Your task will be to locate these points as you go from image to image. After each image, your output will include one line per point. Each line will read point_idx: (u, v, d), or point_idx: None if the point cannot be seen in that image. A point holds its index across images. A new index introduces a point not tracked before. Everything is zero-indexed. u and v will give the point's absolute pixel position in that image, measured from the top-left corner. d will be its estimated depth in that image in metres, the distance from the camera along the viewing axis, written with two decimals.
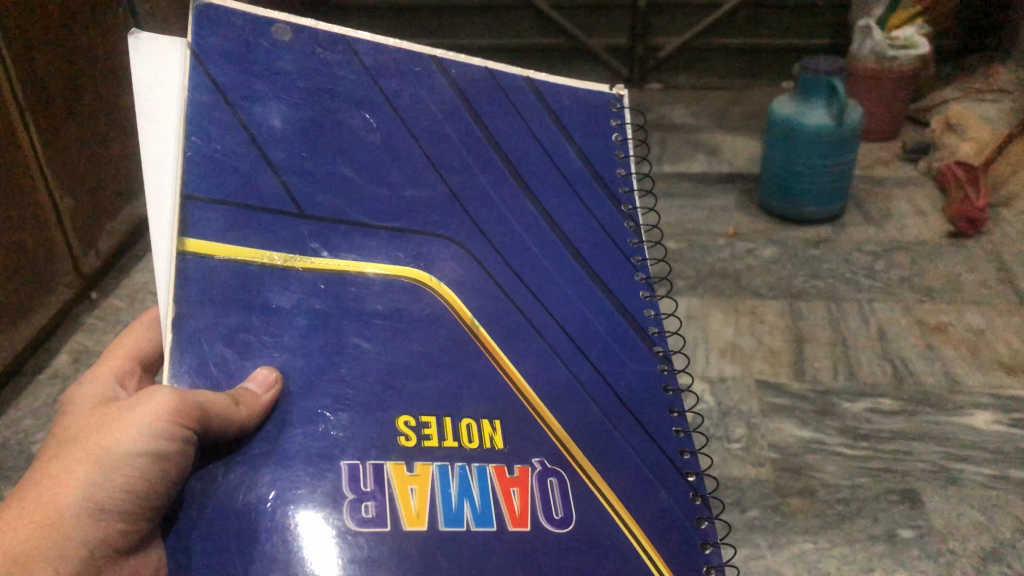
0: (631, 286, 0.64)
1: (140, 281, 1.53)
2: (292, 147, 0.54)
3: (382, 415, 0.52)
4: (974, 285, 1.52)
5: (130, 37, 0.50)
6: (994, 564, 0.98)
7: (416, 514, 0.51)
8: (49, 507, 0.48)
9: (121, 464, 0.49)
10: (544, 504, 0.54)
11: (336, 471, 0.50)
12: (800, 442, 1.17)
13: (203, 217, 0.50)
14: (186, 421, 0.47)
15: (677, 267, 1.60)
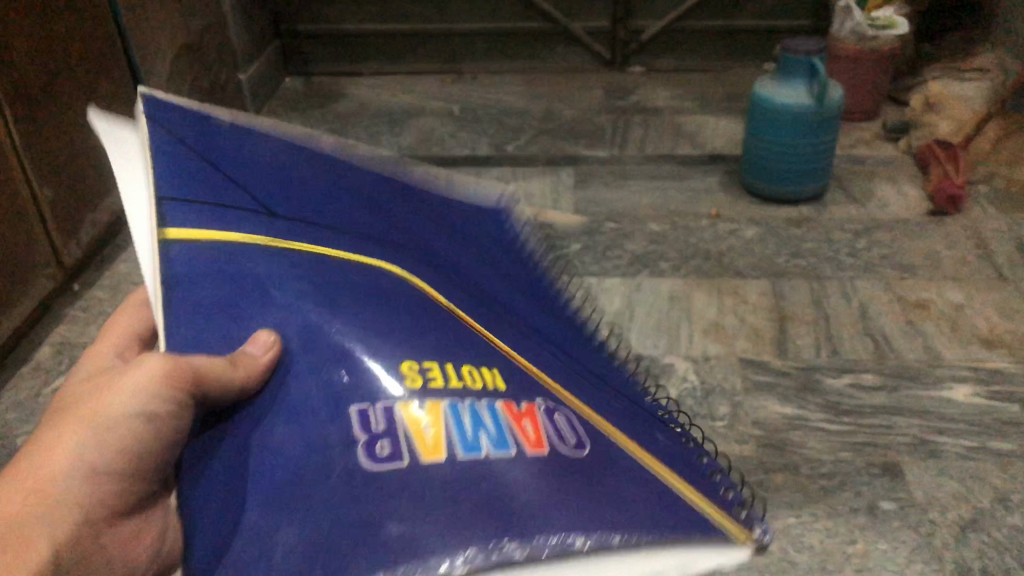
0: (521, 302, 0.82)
1: (123, 273, 1.52)
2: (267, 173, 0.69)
3: (386, 363, 0.56)
4: (954, 261, 1.54)
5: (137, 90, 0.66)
6: (973, 533, 1.00)
7: (434, 446, 0.52)
8: (45, 476, 0.53)
9: (113, 430, 0.55)
10: (556, 437, 0.59)
11: (347, 415, 0.52)
12: (783, 418, 1.18)
13: (178, 213, 0.60)
14: (181, 381, 0.53)
15: (661, 248, 1.61)
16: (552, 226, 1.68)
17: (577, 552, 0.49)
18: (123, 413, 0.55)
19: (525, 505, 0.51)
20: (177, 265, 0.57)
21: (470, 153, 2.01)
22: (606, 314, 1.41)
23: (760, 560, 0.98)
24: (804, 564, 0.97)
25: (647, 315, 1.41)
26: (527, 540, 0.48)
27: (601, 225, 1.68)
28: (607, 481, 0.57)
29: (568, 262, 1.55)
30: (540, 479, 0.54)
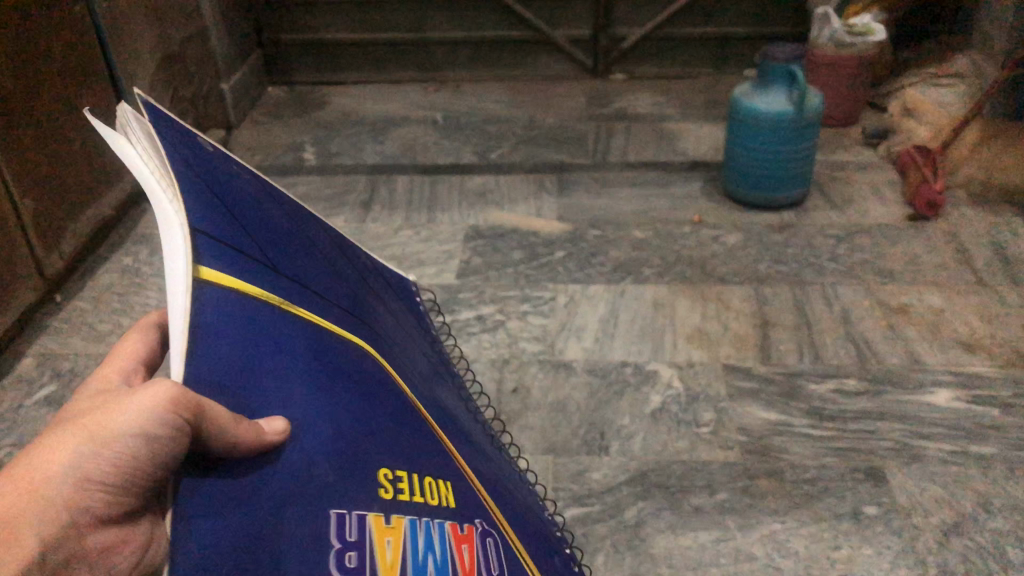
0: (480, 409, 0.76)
1: (106, 283, 1.51)
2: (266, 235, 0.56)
3: (369, 467, 0.52)
4: (934, 266, 1.55)
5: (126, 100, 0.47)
6: (956, 537, 1.01)
7: (391, 565, 0.49)
8: (31, 471, 0.38)
9: (112, 444, 0.40)
10: (484, 559, 0.61)
11: (327, 518, 0.46)
12: (767, 424, 1.19)
13: (210, 249, 0.47)
14: (188, 412, 0.40)
15: (644, 255, 1.61)
16: (536, 234, 1.68)
17: None
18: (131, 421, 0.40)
19: None
20: (209, 312, 0.44)
21: (453, 161, 2.01)
22: (591, 322, 1.42)
23: (746, 567, 0.98)
24: (790, 570, 0.98)
25: (631, 322, 1.41)
26: None
27: (584, 232, 1.69)
28: None
29: (552, 270, 1.56)
30: None
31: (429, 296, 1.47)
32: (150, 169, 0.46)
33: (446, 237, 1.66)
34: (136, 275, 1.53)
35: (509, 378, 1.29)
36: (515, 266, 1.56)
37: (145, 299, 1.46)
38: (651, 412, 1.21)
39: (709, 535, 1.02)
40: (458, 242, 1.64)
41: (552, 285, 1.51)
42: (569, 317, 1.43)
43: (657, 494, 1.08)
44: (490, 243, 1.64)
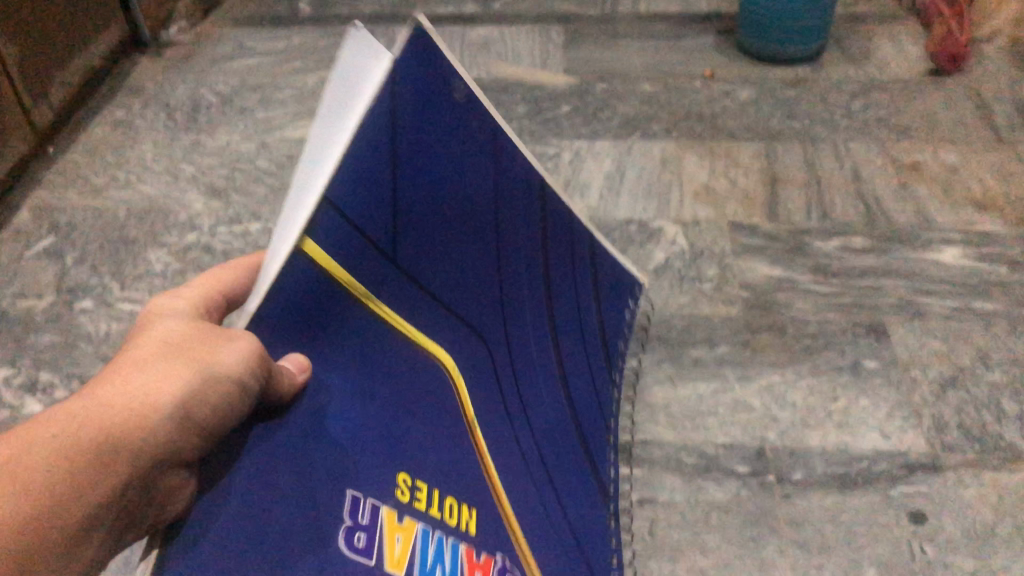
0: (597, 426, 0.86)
1: (100, 137, 1.48)
2: (405, 205, 0.52)
3: (396, 463, 0.50)
4: (951, 122, 1.51)
5: (353, 29, 0.43)
6: (953, 390, 1.02)
7: (398, 560, 0.46)
8: (143, 403, 0.42)
9: (210, 386, 0.43)
10: None
11: (342, 497, 0.44)
12: (771, 280, 1.18)
13: (329, 226, 0.43)
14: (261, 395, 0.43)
15: (652, 110, 1.56)
16: (540, 87, 1.62)
17: None
18: (232, 367, 0.42)
19: None
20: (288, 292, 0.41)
21: (455, 11, 1.92)
22: (596, 178, 1.39)
23: (744, 417, 0.99)
24: (787, 420, 0.99)
25: (636, 179, 1.39)
26: None
27: (591, 86, 1.63)
28: None
29: (557, 125, 1.52)
30: None
31: None
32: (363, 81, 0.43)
33: None
34: (130, 128, 1.50)
35: None
36: (519, 121, 1.52)
37: (140, 152, 1.43)
38: (654, 269, 1.20)
39: (708, 386, 1.03)
40: None
41: (556, 140, 1.48)
42: (574, 174, 1.40)
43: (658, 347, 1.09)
44: (492, 97, 1.59)
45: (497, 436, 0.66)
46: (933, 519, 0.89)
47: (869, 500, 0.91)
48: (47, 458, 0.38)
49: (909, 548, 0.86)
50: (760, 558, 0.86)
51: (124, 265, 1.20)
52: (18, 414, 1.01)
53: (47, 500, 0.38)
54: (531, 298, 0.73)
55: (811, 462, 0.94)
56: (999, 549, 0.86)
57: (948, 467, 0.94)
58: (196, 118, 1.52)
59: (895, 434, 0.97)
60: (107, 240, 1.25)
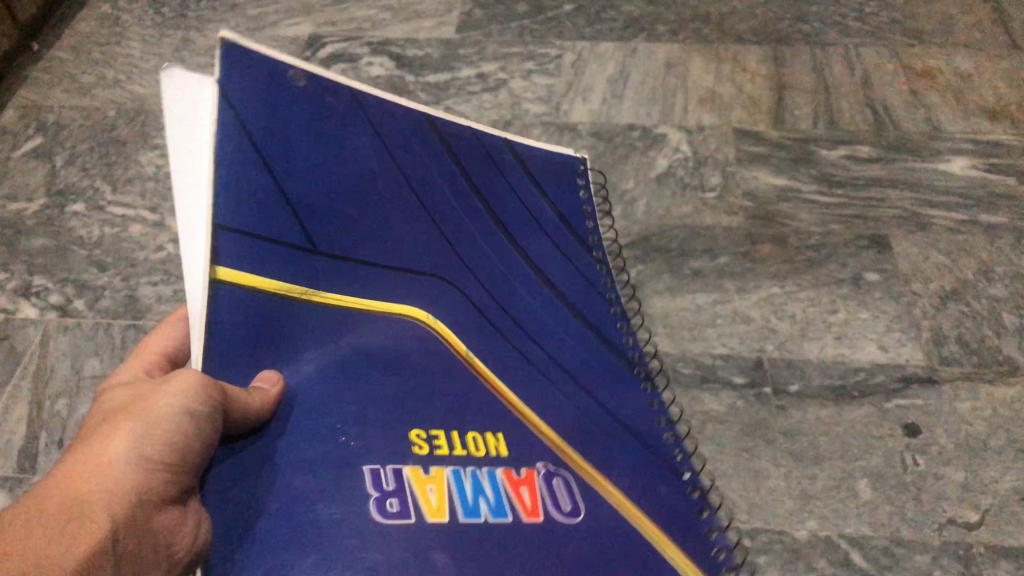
0: (612, 318, 0.94)
1: (84, 33, 1.42)
2: (311, 188, 0.77)
3: (398, 431, 0.71)
4: (966, 26, 1.45)
5: (165, 71, 0.73)
6: (953, 304, 1.01)
7: (436, 508, 0.68)
8: (100, 457, 0.53)
9: (159, 423, 0.56)
10: (552, 499, 0.73)
11: (361, 474, 0.66)
12: (775, 190, 1.16)
13: (229, 247, 0.68)
14: (211, 396, 0.58)
15: (658, 10, 1.50)
16: None
17: None
18: (174, 405, 0.57)
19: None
20: (224, 306, 0.65)
21: None
22: (599, 82, 1.35)
23: (743, 329, 0.99)
24: (785, 332, 0.99)
25: (640, 83, 1.34)
26: None
27: None
28: (592, 546, 0.71)
29: (559, 24, 1.46)
30: (527, 544, 0.70)
31: (427, 52, 1.39)
32: (182, 92, 0.73)
33: None
34: (116, 23, 1.44)
35: None
36: (520, 20, 1.46)
37: (128, 49, 1.38)
38: (656, 177, 1.18)
39: (707, 298, 1.02)
40: None
41: (558, 41, 1.43)
42: (576, 76, 1.36)
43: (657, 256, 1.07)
44: None
45: (518, 378, 0.81)
46: (926, 431, 0.90)
47: (864, 412, 0.91)
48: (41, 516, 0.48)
49: (901, 460, 0.87)
50: (754, 468, 0.87)
51: (115, 168, 1.18)
52: (13, 319, 1.01)
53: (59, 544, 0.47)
54: (490, 247, 0.91)
55: (808, 374, 0.94)
56: (990, 462, 0.87)
57: (944, 380, 0.94)
58: (184, 14, 1.46)
59: (893, 347, 0.97)
60: (97, 141, 1.22)
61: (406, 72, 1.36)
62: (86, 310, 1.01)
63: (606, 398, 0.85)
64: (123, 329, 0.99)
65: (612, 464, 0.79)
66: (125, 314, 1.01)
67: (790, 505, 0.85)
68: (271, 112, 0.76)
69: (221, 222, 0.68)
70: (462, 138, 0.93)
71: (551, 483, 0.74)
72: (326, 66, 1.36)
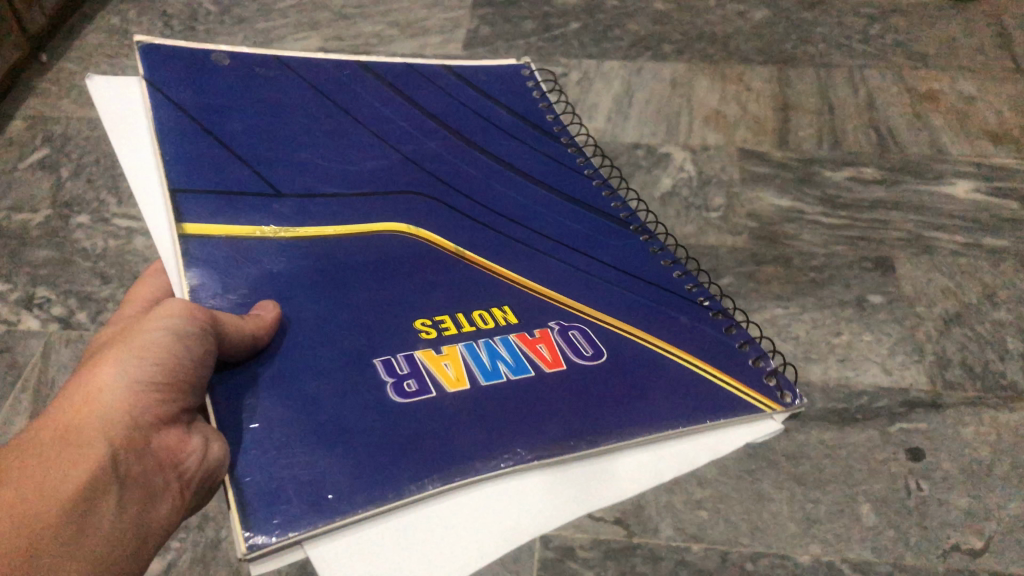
0: (592, 187, 1.02)
1: (93, 45, 1.43)
2: (254, 145, 0.87)
3: (403, 320, 0.74)
4: (971, 50, 1.46)
5: (94, 80, 0.90)
6: (957, 328, 1.01)
7: (455, 378, 0.71)
8: (89, 387, 0.55)
9: (145, 347, 0.58)
10: (572, 348, 0.77)
11: (373, 366, 0.69)
12: (779, 211, 1.16)
13: (192, 205, 0.76)
14: (202, 320, 0.61)
15: (664, 30, 1.51)
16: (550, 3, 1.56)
17: (591, 452, 0.69)
18: (159, 333, 0.58)
19: (508, 433, 0.68)
20: (200, 252, 0.72)
21: None
22: (604, 100, 1.35)
23: None
24: (789, 354, 0.98)
25: (646, 102, 1.35)
26: (495, 461, 0.65)
27: (601, 2, 1.57)
28: (620, 384, 0.75)
29: (565, 43, 1.47)
30: (556, 390, 0.73)
31: None
32: (105, 94, 0.88)
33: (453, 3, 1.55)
34: (125, 36, 1.45)
35: None
36: (526, 38, 1.47)
37: (136, 62, 1.39)
38: (660, 196, 1.18)
39: None
40: (465, 10, 1.53)
41: (564, 59, 1.43)
42: (581, 94, 1.36)
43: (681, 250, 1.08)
44: (499, 11, 1.53)
45: (505, 255, 0.86)
46: (930, 456, 0.89)
47: (867, 436, 0.91)
48: (27, 481, 0.50)
49: (905, 484, 0.87)
50: (757, 491, 0.87)
51: (120, 180, 1.18)
52: (15, 331, 1.01)
53: (57, 491, 0.50)
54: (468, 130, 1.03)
55: (811, 396, 0.94)
56: (994, 488, 0.87)
57: (948, 405, 0.94)
58: (192, 27, 1.47)
59: (896, 370, 0.97)
60: (103, 153, 1.22)
61: None
62: (89, 323, 1.01)
63: (602, 253, 0.91)
64: None
65: (624, 307, 0.84)
66: None
67: (793, 529, 0.84)
68: (212, 101, 0.89)
69: (180, 186, 0.77)
70: (395, 72, 1.07)
71: (567, 335, 0.79)
72: None
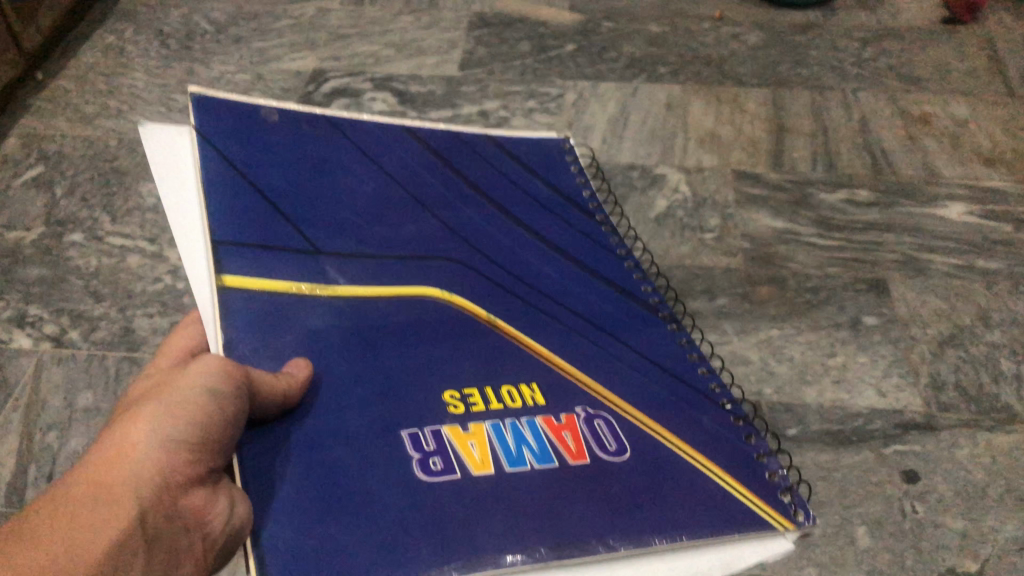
0: (626, 272, 1.00)
1: (89, 63, 1.43)
2: (302, 207, 0.88)
3: (431, 389, 0.75)
4: (963, 73, 1.47)
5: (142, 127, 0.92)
6: (951, 349, 1.01)
7: (481, 461, 0.70)
8: (122, 443, 0.53)
9: (180, 403, 0.56)
10: (597, 440, 0.75)
11: (401, 439, 0.69)
12: (773, 232, 1.16)
13: (234, 255, 0.78)
14: (236, 376, 0.60)
15: (659, 52, 1.52)
16: (545, 24, 1.57)
17: (603, 555, 0.66)
18: (195, 382, 0.58)
19: (527, 517, 0.66)
20: (237, 307, 0.73)
21: None
22: (599, 121, 1.36)
23: (741, 371, 0.99)
24: (783, 375, 0.98)
25: (641, 124, 1.35)
26: (497, 554, 0.63)
27: (596, 24, 1.58)
28: (623, 496, 0.71)
29: (561, 64, 1.48)
30: (576, 486, 0.71)
31: (430, 89, 1.40)
32: (155, 145, 0.90)
33: (449, 24, 1.56)
34: (122, 55, 1.45)
35: None
36: (522, 59, 1.48)
37: (132, 80, 1.39)
38: (655, 217, 1.18)
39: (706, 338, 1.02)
40: (462, 31, 1.54)
41: (560, 80, 1.44)
42: (577, 115, 1.36)
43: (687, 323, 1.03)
44: (495, 33, 1.54)
45: (542, 334, 0.86)
46: (925, 478, 0.89)
47: (862, 458, 0.90)
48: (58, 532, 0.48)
49: (900, 507, 0.87)
50: None
51: (115, 198, 1.18)
52: (7, 348, 1.00)
53: (79, 548, 0.47)
54: (497, 199, 1.03)
55: (806, 418, 0.94)
56: (989, 511, 0.87)
57: (943, 427, 0.93)
58: (189, 46, 1.47)
59: (891, 392, 0.97)
60: (98, 171, 1.22)
61: (409, 108, 1.36)
62: (82, 341, 1.00)
63: (633, 343, 0.89)
64: (118, 360, 0.98)
65: (645, 401, 0.82)
66: (120, 345, 1.00)
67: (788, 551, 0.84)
68: (261, 158, 0.91)
69: (223, 239, 0.79)
70: (438, 138, 1.08)
71: (594, 426, 0.77)
72: (331, 100, 1.36)
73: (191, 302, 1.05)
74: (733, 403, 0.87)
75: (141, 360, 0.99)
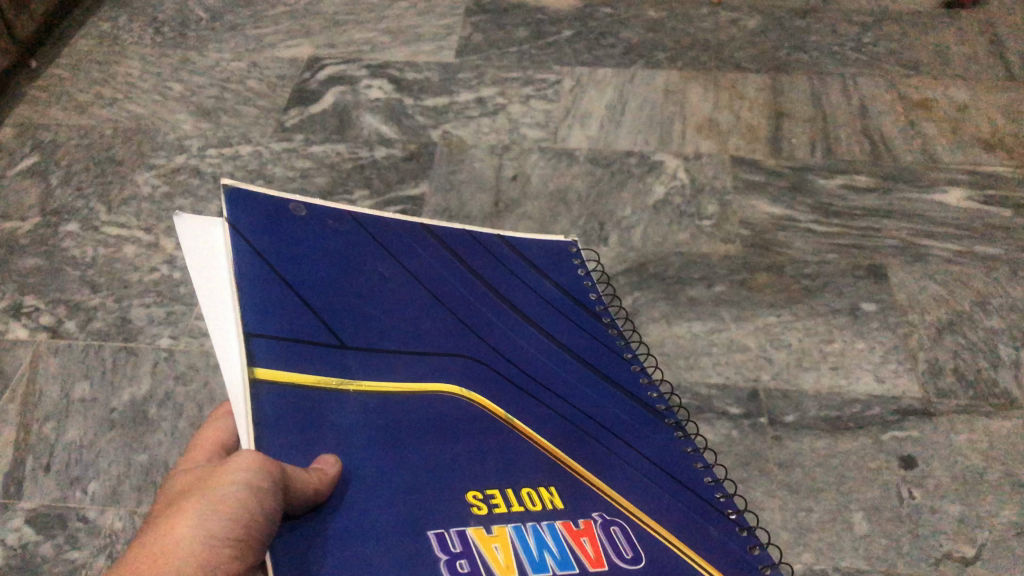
0: (634, 375, 0.89)
1: (83, 51, 1.42)
2: (325, 294, 0.74)
3: (454, 489, 0.65)
4: (963, 58, 1.46)
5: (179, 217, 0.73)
6: (950, 335, 1.01)
7: (506, 565, 0.62)
8: (164, 541, 0.49)
9: (221, 499, 0.51)
10: (613, 546, 0.67)
11: (427, 539, 0.61)
12: (772, 219, 1.16)
13: (267, 351, 0.64)
14: (275, 472, 0.54)
15: (657, 38, 1.51)
16: (542, 10, 1.56)
17: None
18: (236, 477, 0.52)
19: None
20: (267, 410, 0.61)
21: None
22: (596, 108, 1.35)
23: (738, 358, 0.99)
24: (781, 361, 0.98)
25: (638, 111, 1.35)
26: None
27: (594, 10, 1.57)
28: None
29: (558, 51, 1.47)
30: None
31: (426, 76, 1.39)
32: (183, 232, 0.72)
33: (445, 10, 1.55)
34: (116, 42, 1.44)
35: (508, 165, 1.23)
36: (519, 46, 1.47)
37: (126, 68, 1.39)
38: (653, 205, 1.18)
39: (703, 326, 1.02)
40: (458, 18, 1.53)
41: (557, 67, 1.43)
42: (574, 102, 1.36)
43: (671, 386, 0.96)
44: (492, 18, 1.53)
45: (557, 434, 0.75)
46: (923, 464, 0.89)
47: (860, 443, 0.90)
48: None
49: (898, 492, 0.87)
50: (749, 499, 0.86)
51: (110, 187, 1.18)
52: (4, 339, 1.00)
53: None
54: (500, 278, 0.91)
55: (804, 405, 0.94)
56: (987, 496, 0.87)
57: (941, 413, 0.93)
58: (184, 34, 1.46)
59: (889, 378, 0.97)
60: (92, 160, 1.22)
61: (405, 95, 1.35)
62: (77, 331, 1.00)
63: (647, 449, 0.79)
64: (114, 350, 0.98)
65: (660, 507, 0.72)
66: (116, 336, 1.00)
67: (786, 537, 0.83)
68: (285, 237, 0.75)
69: (253, 330, 0.65)
70: (450, 233, 0.91)
71: (612, 533, 0.68)
72: (327, 87, 1.36)
73: (187, 290, 1.04)
74: (728, 500, 0.79)
75: (137, 350, 0.98)
